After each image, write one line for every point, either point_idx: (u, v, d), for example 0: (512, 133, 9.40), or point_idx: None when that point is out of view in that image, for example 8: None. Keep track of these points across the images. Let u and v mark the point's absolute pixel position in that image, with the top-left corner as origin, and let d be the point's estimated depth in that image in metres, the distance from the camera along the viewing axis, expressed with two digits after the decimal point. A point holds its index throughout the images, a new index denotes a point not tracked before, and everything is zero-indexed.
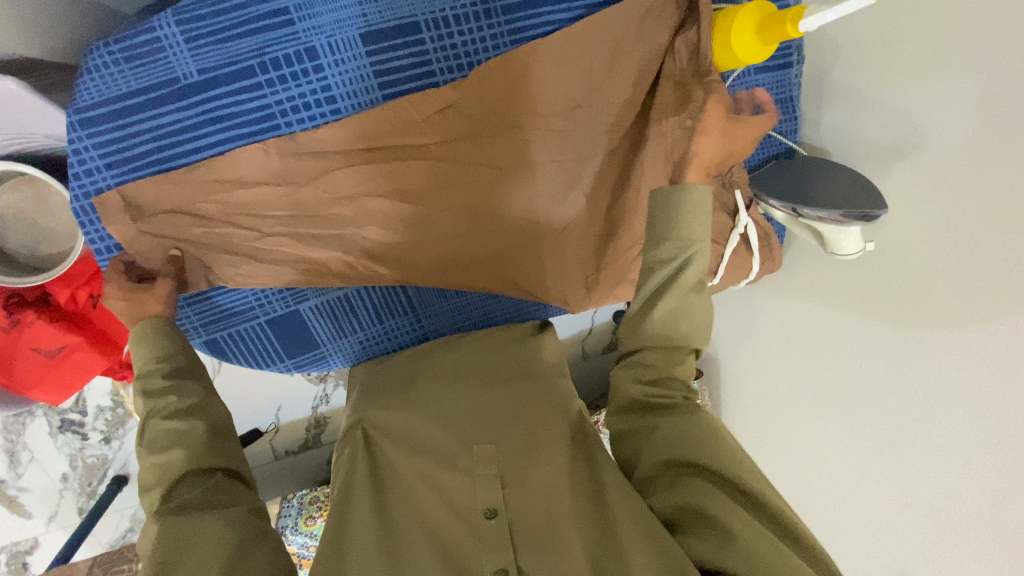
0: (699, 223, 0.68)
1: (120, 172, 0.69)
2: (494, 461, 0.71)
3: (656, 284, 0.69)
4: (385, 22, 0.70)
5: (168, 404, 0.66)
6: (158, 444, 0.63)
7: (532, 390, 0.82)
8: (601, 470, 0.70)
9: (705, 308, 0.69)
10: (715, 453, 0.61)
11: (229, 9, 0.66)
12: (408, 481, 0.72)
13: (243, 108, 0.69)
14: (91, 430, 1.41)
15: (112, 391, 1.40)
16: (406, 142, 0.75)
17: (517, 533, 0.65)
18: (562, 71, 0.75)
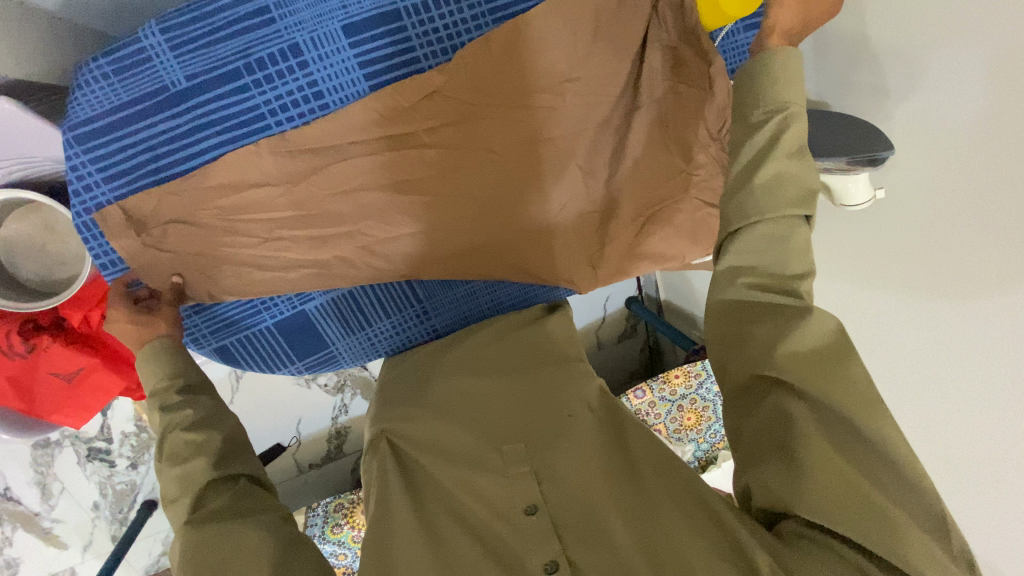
0: (795, 83, 0.63)
1: (119, 185, 0.70)
2: (524, 458, 0.69)
3: (749, 156, 0.63)
4: (365, 12, 0.70)
5: (185, 416, 0.66)
6: (179, 455, 0.63)
7: (554, 377, 0.80)
8: (637, 456, 0.69)
9: (810, 176, 0.61)
10: (820, 377, 0.53)
11: (211, 13, 0.67)
12: (442, 486, 0.70)
13: (232, 110, 0.70)
14: (118, 456, 1.43)
15: (135, 417, 1.41)
16: (397, 131, 0.74)
17: (561, 527, 0.62)
18: (547, 45, 0.74)
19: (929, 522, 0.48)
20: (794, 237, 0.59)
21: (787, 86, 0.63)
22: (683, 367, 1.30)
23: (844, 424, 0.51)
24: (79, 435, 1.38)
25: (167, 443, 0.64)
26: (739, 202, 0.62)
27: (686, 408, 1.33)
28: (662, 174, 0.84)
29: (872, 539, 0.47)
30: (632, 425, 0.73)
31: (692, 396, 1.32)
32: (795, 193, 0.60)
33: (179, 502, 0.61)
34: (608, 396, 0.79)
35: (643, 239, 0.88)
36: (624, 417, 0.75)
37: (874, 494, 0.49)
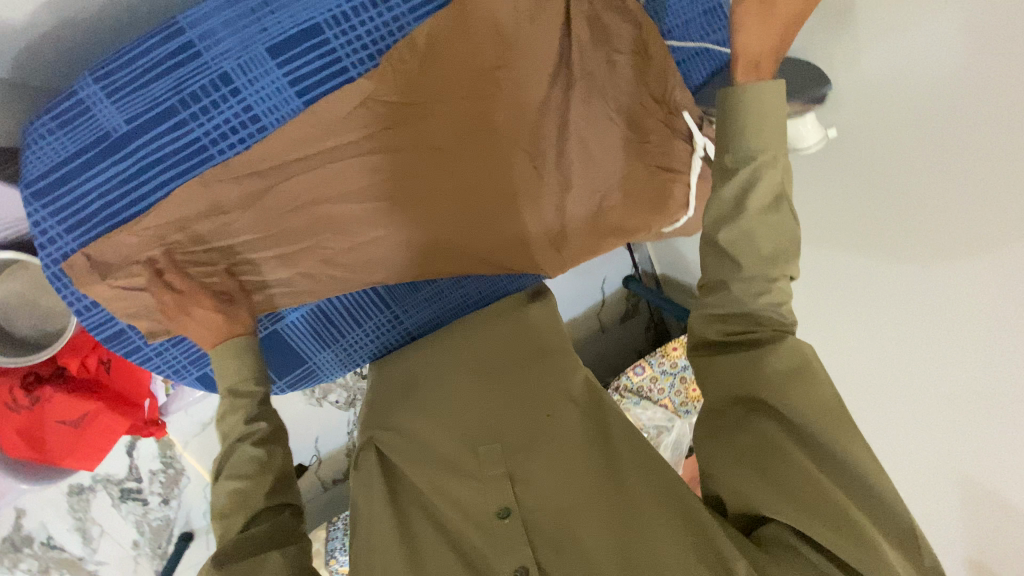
0: (771, 129, 0.60)
1: (81, 233, 0.72)
2: (501, 461, 0.70)
3: (725, 205, 0.62)
4: (287, 31, 0.71)
5: (257, 433, 0.68)
6: (241, 468, 0.65)
7: (536, 376, 0.81)
8: (615, 452, 0.69)
9: (789, 224, 0.61)
10: (790, 399, 0.56)
11: (139, 56, 0.69)
12: (418, 489, 0.71)
13: (175, 146, 0.72)
14: (150, 494, 1.49)
15: (161, 454, 1.46)
16: (336, 143, 0.76)
17: (532, 531, 0.64)
18: (471, 36, 0.75)
19: (895, 535, 0.52)
20: (773, 279, 0.60)
21: (765, 134, 0.60)
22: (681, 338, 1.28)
23: (816, 440, 0.55)
24: (110, 478, 1.43)
25: (236, 456, 0.66)
26: (718, 254, 0.63)
27: (690, 380, 1.31)
28: (613, 146, 0.83)
29: (847, 554, 0.50)
30: (614, 421, 0.73)
31: None
32: (767, 245, 0.61)
33: (229, 518, 0.63)
34: (591, 390, 0.79)
35: (604, 214, 0.87)
36: (606, 411, 0.75)
37: (852, 516, 0.52)
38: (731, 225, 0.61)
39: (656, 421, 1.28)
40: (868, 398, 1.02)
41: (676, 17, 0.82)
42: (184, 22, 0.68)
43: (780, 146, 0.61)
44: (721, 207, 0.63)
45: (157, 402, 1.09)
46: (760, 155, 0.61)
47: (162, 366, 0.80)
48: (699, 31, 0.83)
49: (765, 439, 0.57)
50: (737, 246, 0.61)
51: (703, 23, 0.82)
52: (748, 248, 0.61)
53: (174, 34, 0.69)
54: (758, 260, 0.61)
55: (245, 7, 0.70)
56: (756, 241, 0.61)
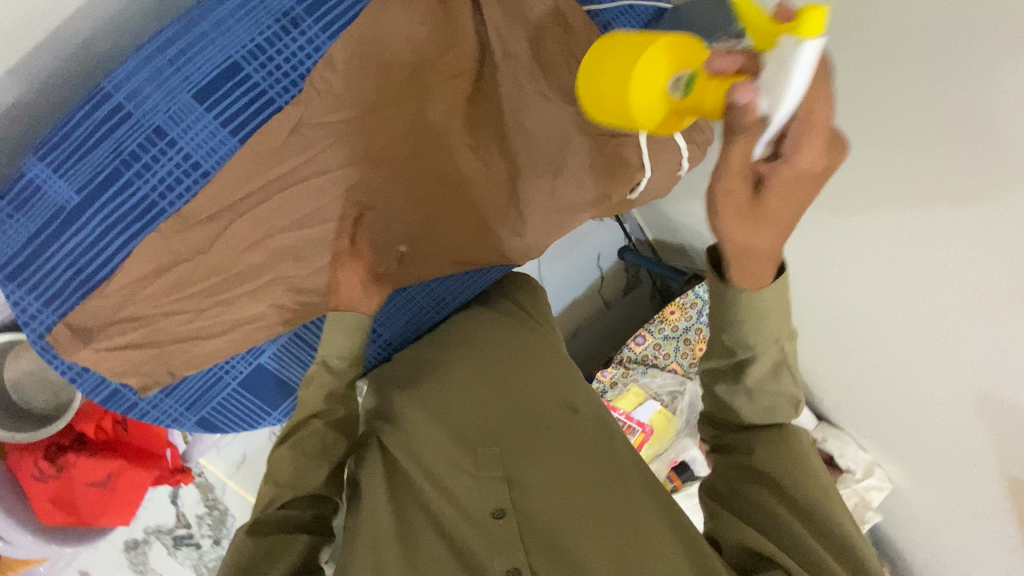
0: (776, 319, 0.54)
1: (59, 306, 0.75)
2: (497, 462, 0.70)
3: (719, 367, 0.60)
4: (208, 75, 0.72)
5: (333, 413, 0.74)
6: (306, 443, 0.71)
7: (536, 381, 0.81)
8: (620, 466, 0.69)
9: (789, 386, 0.59)
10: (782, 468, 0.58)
11: (75, 127, 0.71)
12: (419, 488, 0.71)
13: (129, 206, 0.75)
14: (201, 537, 1.54)
15: (203, 497, 1.52)
16: (279, 172, 0.77)
17: (527, 533, 0.63)
18: (387, 42, 0.75)
19: None
20: (772, 397, 0.59)
21: (768, 324, 0.54)
22: (676, 302, 1.26)
23: (807, 509, 0.57)
24: (162, 528, 1.49)
25: (309, 429, 0.72)
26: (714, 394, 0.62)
27: (695, 340, 1.30)
28: (553, 123, 0.82)
29: None
30: (620, 439, 0.74)
31: (696, 326, 1.29)
32: (767, 400, 0.59)
33: (282, 488, 0.68)
34: (597, 406, 0.80)
35: (559, 192, 0.86)
36: (611, 426, 0.76)
37: None
38: (735, 388, 0.59)
39: (668, 387, 1.29)
40: (882, 327, 0.98)
41: None
42: (108, 86, 0.70)
43: (786, 328, 0.56)
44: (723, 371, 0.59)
45: (177, 451, 1.13)
46: (761, 342, 0.56)
47: (162, 417, 0.83)
48: None
49: (756, 498, 0.58)
50: (740, 399, 0.59)
51: None
52: (752, 408, 0.60)
53: (102, 100, 0.70)
54: (760, 410, 0.60)
55: (162, 60, 0.71)
56: (760, 400, 0.59)
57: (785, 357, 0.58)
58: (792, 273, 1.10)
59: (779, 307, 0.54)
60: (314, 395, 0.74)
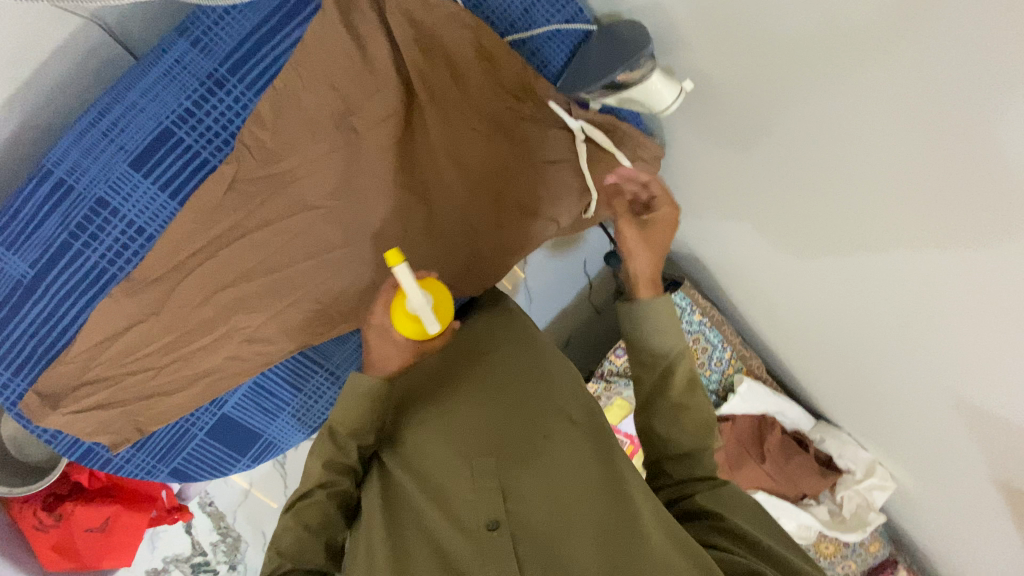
0: (671, 331, 0.71)
1: (27, 374, 0.79)
2: (495, 471, 0.61)
3: (647, 390, 0.71)
4: (141, 143, 0.75)
5: (341, 486, 0.65)
6: (309, 515, 0.62)
7: (537, 387, 0.73)
8: (622, 476, 0.61)
9: (703, 405, 0.70)
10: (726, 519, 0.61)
11: (23, 206, 0.74)
12: (416, 507, 0.61)
13: (82, 275, 0.77)
14: (218, 563, 1.48)
15: (216, 525, 1.45)
16: (220, 228, 0.78)
17: (524, 550, 0.55)
18: (312, 93, 0.75)
19: None
20: (695, 416, 0.69)
21: (665, 333, 0.71)
22: None
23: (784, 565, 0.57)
24: (180, 556, 1.44)
25: (316, 499, 0.63)
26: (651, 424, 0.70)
27: None
28: (490, 155, 0.81)
29: None
30: (619, 450, 0.66)
31: None
32: (691, 418, 0.69)
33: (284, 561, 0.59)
34: (593, 414, 0.72)
35: (504, 222, 0.84)
36: (610, 437, 0.68)
37: None
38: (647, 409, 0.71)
39: None
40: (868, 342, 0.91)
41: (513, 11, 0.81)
42: (47, 164, 0.73)
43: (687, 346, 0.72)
44: (644, 392, 0.72)
45: (173, 490, 1.18)
46: (669, 350, 0.71)
47: (136, 470, 0.87)
48: (545, 13, 0.80)
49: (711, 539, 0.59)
50: (659, 418, 0.69)
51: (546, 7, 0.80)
52: (674, 424, 0.68)
53: (43, 178, 0.73)
54: (686, 431, 0.68)
55: (95, 133, 0.73)
56: (681, 415, 0.69)
57: (691, 374, 0.71)
58: (768, 282, 1.04)
59: (660, 319, 0.71)
60: (315, 465, 0.65)
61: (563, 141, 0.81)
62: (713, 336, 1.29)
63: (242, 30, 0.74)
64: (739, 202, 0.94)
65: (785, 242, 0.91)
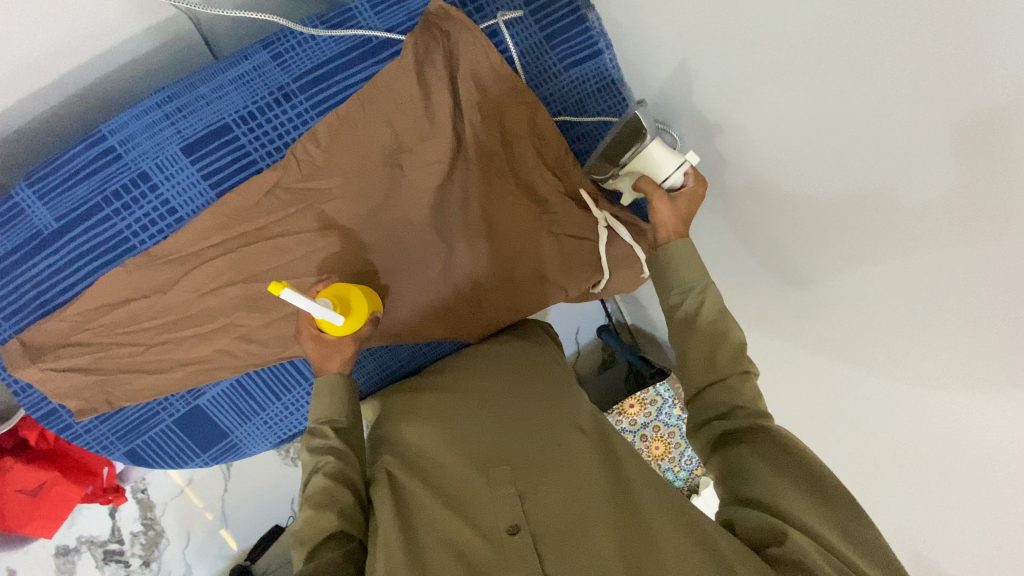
0: (697, 266, 0.67)
1: (18, 321, 0.79)
2: (512, 475, 0.59)
3: (678, 331, 0.67)
4: (198, 132, 0.79)
5: (330, 463, 0.63)
6: (316, 498, 0.60)
7: (543, 394, 0.73)
8: (630, 476, 0.59)
9: (736, 337, 0.64)
10: (764, 468, 0.53)
11: (70, 163, 0.77)
12: (429, 512, 0.58)
13: (101, 240, 0.79)
14: (131, 556, 1.37)
15: (142, 514, 1.38)
16: (248, 226, 0.80)
17: (546, 551, 0.52)
18: (370, 125, 0.80)
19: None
20: (727, 348, 0.63)
21: (692, 269, 0.68)
22: (636, 396, 1.23)
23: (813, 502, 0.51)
24: (95, 539, 1.36)
25: (315, 484, 0.61)
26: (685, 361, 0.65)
27: (651, 437, 1.24)
28: (520, 216, 0.84)
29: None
30: (624, 450, 0.64)
31: (654, 424, 1.25)
32: (727, 352, 0.63)
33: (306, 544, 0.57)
34: (597, 417, 0.71)
35: (518, 281, 0.87)
36: (617, 440, 0.66)
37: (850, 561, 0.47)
38: (683, 348, 0.65)
39: None
40: None
41: (571, 97, 0.89)
42: (106, 130, 0.77)
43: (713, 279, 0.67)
44: (678, 327, 0.67)
45: (115, 470, 1.14)
46: (695, 282, 0.67)
47: (91, 442, 0.85)
48: (598, 105, 0.90)
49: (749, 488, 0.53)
50: (695, 351, 0.64)
51: (601, 99, 0.89)
52: (711, 356, 0.63)
53: (97, 141, 0.77)
54: (723, 363, 0.62)
55: (160, 114, 0.78)
56: (711, 343, 0.64)
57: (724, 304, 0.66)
58: None
59: (688, 257, 0.68)
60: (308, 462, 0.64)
61: (590, 222, 0.86)
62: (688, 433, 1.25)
63: (321, 55, 0.80)
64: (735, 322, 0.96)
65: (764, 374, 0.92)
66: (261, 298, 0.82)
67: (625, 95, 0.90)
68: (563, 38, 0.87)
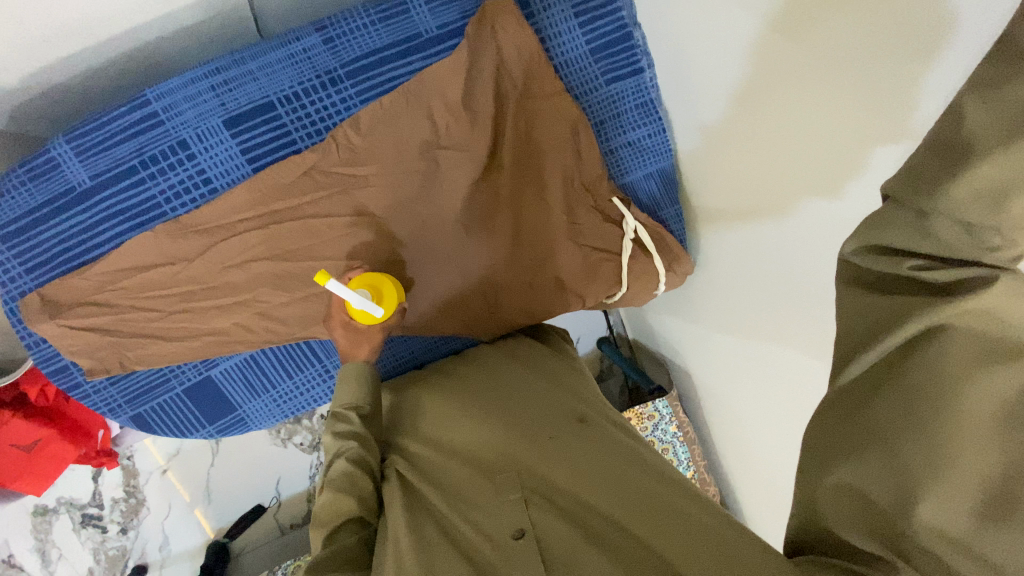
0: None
1: (39, 275, 0.79)
2: (519, 484, 0.60)
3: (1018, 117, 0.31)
4: (243, 106, 0.79)
5: (350, 449, 0.66)
6: (336, 482, 0.63)
7: (547, 401, 0.74)
8: (636, 477, 0.60)
9: None
10: (915, 420, 0.37)
11: (108, 124, 0.77)
12: (438, 513, 0.60)
13: (132, 203, 0.79)
14: (110, 522, 1.36)
15: (125, 482, 1.36)
16: (281, 205, 0.81)
17: (551, 554, 0.52)
18: (412, 119, 0.81)
19: None
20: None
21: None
22: (635, 410, 1.25)
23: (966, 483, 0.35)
24: (75, 502, 1.34)
25: (335, 469, 0.65)
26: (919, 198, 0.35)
27: None
28: (548, 222, 0.86)
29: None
30: (633, 449, 0.65)
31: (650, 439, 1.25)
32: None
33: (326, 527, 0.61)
34: (606, 417, 0.71)
35: (539, 285, 0.89)
36: (623, 438, 0.67)
37: None
38: (960, 141, 0.33)
39: None
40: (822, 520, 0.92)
41: (609, 110, 0.90)
42: (150, 95, 0.77)
43: None
44: (1004, 110, 0.31)
45: (110, 434, 1.14)
46: None
47: (99, 403, 0.85)
48: (632, 122, 0.91)
49: (875, 499, 0.39)
50: (993, 166, 0.32)
51: (636, 116, 0.91)
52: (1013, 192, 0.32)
53: (140, 105, 0.77)
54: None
55: (206, 85, 0.78)
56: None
57: None
58: (741, 432, 1.07)
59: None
60: (330, 446, 0.68)
61: (614, 235, 0.88)
62: (682, 451, 1.25)
63: (371, 44, 0.81)
64: (731, 362, 0.97)
65: (760, 410, 0.93)
66: (286, 277, 0.83)
67: (660, 115, 0.92)
68: (608, 51, 0.88)
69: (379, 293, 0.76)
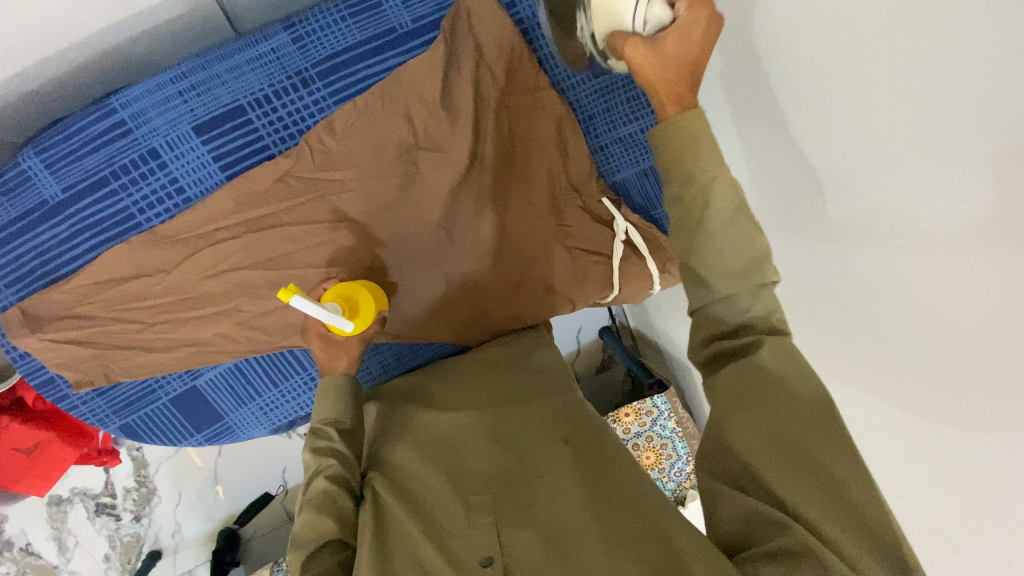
0: (702, 156, 0.52)
1: (19, 289, 0.78)
2: (492, 504, 0.59)
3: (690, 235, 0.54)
4: (212, 111, 0.76)
5: (330, 467, 0.65)
6: (315, 503, 0.62)
7: (527, 410, 0.72)
8: (610, 498, 0.58)
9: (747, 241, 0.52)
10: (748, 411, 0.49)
11: (76, 134, 0.75)
12: (408, 532, 0.59)
13: (106, 215, 0.77)
14: (123, 510, 1.39)
15: (135, 472, 1.37)
16: (257, 212, 0.79)
17: None
18: (389, 120, 0.78)
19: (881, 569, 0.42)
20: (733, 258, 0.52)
21: (700, 160, 0.53)
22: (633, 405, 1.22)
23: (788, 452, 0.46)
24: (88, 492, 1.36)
25: (313, 488, 0.63)
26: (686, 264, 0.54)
27: (643, 447, 1.23)
28: (534, 224, 0.83)
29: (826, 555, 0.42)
30: (612, 463, 0.63)
31: (648, 433, 1.23)
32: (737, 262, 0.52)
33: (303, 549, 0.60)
34: (588, 424, 0.69)
35: (526, 290, 0.86)
36: (603, 449, 0.65)
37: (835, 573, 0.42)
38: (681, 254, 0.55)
39: None
40: None
41: (599, 104, 0.86)
42: (116, 103, 0.75)
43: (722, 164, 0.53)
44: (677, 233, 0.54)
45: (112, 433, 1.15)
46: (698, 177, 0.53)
47: (87, 414, 0.85)
48: (623, 116, 0.86)
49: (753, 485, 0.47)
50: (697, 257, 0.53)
51: (627, 109, 0.86)
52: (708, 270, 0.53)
53: (107, 114, 0.75)
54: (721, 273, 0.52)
55: (173, 90, 0.75)
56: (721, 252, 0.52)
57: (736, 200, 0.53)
58: None
59: (688, 143, 0.53)
60: (309, 464, 0.67)
61: (604, 236, 0.85)
62: (681, 446, 1.23)
63: (342, 42, 0.77)
64: None
65: None
66: (265, 286, 0.81)
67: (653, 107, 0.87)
68: None
69: (355, 304, 0.74)
